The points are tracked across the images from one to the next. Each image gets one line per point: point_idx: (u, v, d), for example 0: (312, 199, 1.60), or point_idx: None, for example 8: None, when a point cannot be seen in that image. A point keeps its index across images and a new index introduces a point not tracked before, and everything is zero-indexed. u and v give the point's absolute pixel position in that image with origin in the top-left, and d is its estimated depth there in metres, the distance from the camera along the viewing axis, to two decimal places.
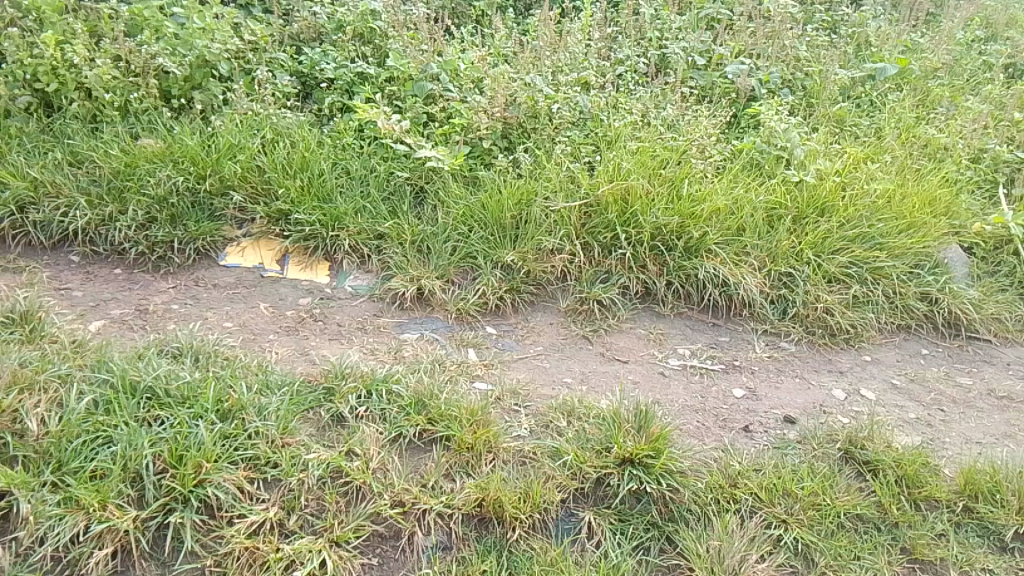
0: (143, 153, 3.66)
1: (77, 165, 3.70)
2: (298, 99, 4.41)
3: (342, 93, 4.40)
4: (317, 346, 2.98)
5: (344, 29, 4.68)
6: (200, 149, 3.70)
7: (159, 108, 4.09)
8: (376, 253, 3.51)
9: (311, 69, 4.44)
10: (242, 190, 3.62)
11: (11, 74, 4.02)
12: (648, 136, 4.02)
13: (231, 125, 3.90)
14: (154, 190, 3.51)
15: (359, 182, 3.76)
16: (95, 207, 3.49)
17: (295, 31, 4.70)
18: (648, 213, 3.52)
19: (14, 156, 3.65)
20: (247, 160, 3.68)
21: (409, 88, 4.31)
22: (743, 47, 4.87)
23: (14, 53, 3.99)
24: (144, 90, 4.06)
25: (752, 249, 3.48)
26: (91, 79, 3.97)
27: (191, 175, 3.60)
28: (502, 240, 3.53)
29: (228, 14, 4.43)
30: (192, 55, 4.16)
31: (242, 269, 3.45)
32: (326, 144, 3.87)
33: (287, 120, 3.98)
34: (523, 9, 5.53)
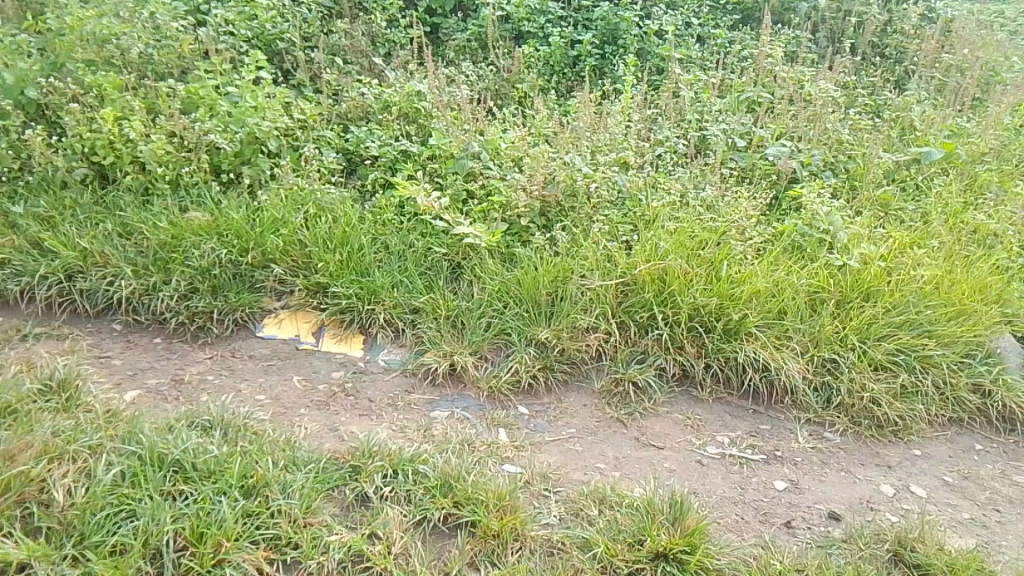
0: (190, 225, 3.76)
1: (126, 236, 3.82)
2: (342, 175, 4.52)
3: (385, 170, 4.51)
4: (346, 422, 2.95)
5: (390, 108, 4.82)
6: (245, 222, 3.79)
7: (208, 182, 4.23)
8: (410, 327, 3.49)
9: (356, 146, 4.57)
10: (283, 262, 3.68)
11: (71, 148, 4.22)
12: (686, 217, 4.01)
13: (276, 200, 4.00)
14: (198, 261, 3.60)
15: (398, 256, 3.80)
16: (140, 276, 3.58)
17: (343, 110, 4.87)
18: (686, 294, 3.48)
19: (67, 226, 3.79)
20: (290, 234, 3.75)
21: (450, 165, 4.39)
22: (784, 129, 4.87)
23: (76, 128, 4.20)
24: (195, 164, 4.22)
25: (794, 333, 3.40)
26: (145, 153, 4.14)
27: (234, 247, 3.68)
28: (537, 316, 3.53)
29: (278, 94, 4.60)
30: (243, 131, 4.31)
31: (278, 340, 3.47)
32: (367, 219, 3.94)
33: (330, 195, 4.07)
34: (565, 91, 5.65)
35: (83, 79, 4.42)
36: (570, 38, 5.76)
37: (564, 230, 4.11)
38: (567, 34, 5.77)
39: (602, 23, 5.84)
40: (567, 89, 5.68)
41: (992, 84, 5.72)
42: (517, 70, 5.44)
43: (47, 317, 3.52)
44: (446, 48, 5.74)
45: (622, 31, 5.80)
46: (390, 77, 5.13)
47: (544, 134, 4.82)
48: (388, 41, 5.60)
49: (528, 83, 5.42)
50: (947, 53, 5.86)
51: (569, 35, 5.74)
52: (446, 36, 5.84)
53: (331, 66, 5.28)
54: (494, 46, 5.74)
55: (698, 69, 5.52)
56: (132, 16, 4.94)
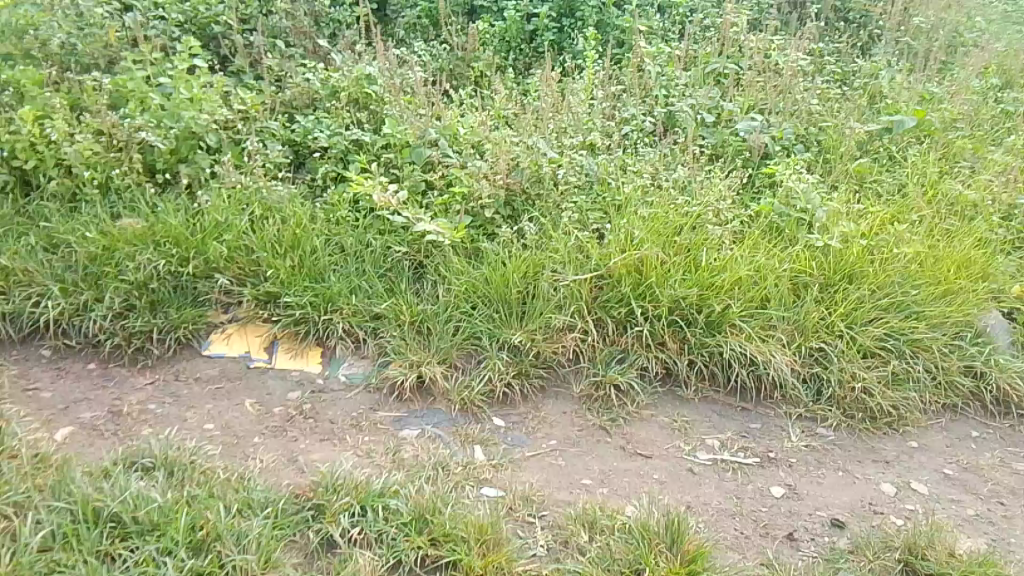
0: (124, 235, 3.43)
1: (52, 249, 3.47)
2: (290, 170, 4.22)
3: (336, 162, 4.19)
4: (306, 450, 2.72)
5: (338, 95, 4.50)
6: (185, 228, 3.48)
7: (142, 184, 3.86)
8: (372, 336, 3.24)
9: (304, 137, 4.25)
10: (229, 271, 3.38)
11: None
12: (660, 201, 3.79)
13: (219, 202, 3.70)
14: (133, 275, 3.28)
15: (354, 258, 3.52)
16: (69, 295, 3.25)
17: (288, 98, 4.54)
18: (664, 286, 3.28)
19: None
20: (235, 239, 3.45)
21: (406, 155, 4.10)
22: (753, 103, 4.68)
23: None
24: (128, 165, 3.85)
25: (778, 323, 3.22)
26: (71, 156, 3.77)
27: (173, 257, 3.36)
28: (508, 317, 3.31)
29: (219, 84, 4.28)
30: (178, 126, 3.96)
31: (227, 358, 3.18)
32: (319, 219, 3.65)
33: (279, 194, 3.78)
34: (523, 69, 5.38)
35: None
36: (525, 12, 5.47)
37: (532, 221, 3.88)
38: (522, 8, 5.47)
39: None
40: (525, 67, 5.40)
41: (959, 46, 5.60)
42: (472, 48, 5.14)
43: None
44: (396, 27, 5.39)
45: (579, 3, 5.52)
46: (336, 60, 4.80)
47: (504, 117, 4.59)
48: (333, 21, 5.25)
49: (485, 61, 5.12)
50: (913, 16, 5.71)
51: (525, 8, 5.44)
52: (394, 14, 5.49)
53: (272, 51, 4.92)
54: (446, 23, 5.42)
55: (661, 41, 5.28)
56: (51, 4, 4.57)
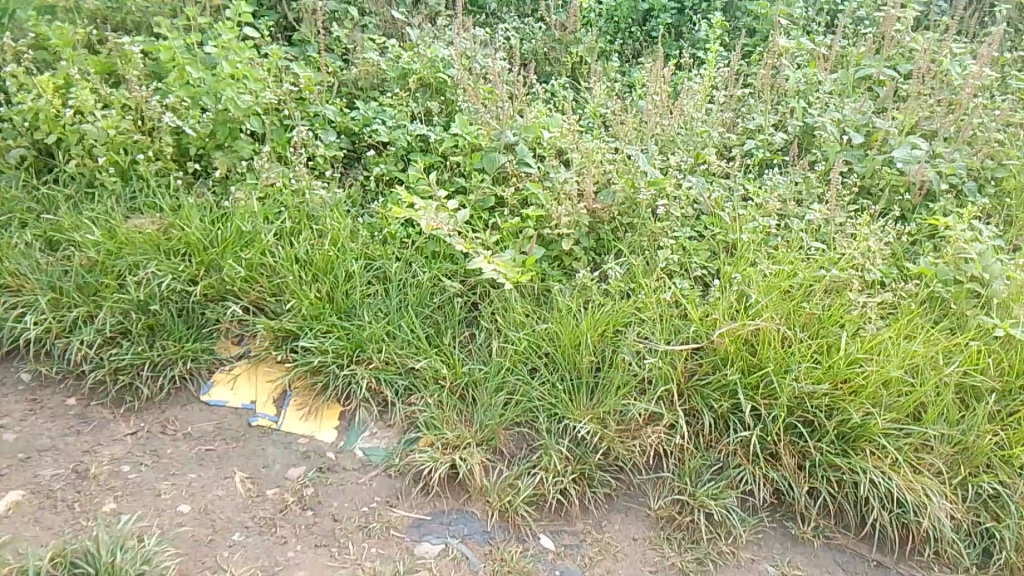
0: (135, 237, 2.91)
1: (53, 248, 2.99)
2: (342, 166, 3.63)
3: (396, 160, 3.57)
4: (293, 566, 2.17)
5: (407, 79, 3.86)
6: (204, 237, 2.94)
7: (171, 172, 3.35)
8: (402, 397, 2.60)
9: (362, 127, 3.66)
10: (246, 295, 2.82)
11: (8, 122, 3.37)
12: (781, 252, 2.99)
13: (248, 206, 3.16)
14: (133, 291, 2.74)
15: (397, 290, 2.90)
16: (58, 307, 2.76)
17: (352, 77, 3.92)
18: (783, 376, 2.52)
19: None
20: (258, 255, 2.89)
21: (476, 159, 3.45)
22: (915, 121, 3.73)
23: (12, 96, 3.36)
24: (156, 148, 3.33)
25: (935, 443, 2.46)
26: (92, 133, 3.25)
27: (181, 273, 2.81)
28: (575, 391, 2.63)
29: (272, 59, 3.70)
30: (216, 108, 3.40)
31: (228, 408, 2.61)
32: (362, 237, 3.04)
33: (321, 202, 3.20)
34: (631, 56, 4.58)
35: (30, 31, 3.57)
36: None
37: (620, 262, 3.15)
38: None
39: None
40: (634, 54, 4.59)
41: None
42: (572, 30, 4.37)
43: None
44: None
45: None
46: (412, 36, 4.13)
47: (599, 117, 3.85)
48: None
49: (586, 45, 4.35)
50: None
51: None
52: None
53: (342, 19, 4.29)
54: None
55: (801, 35, 4.36)
56: None
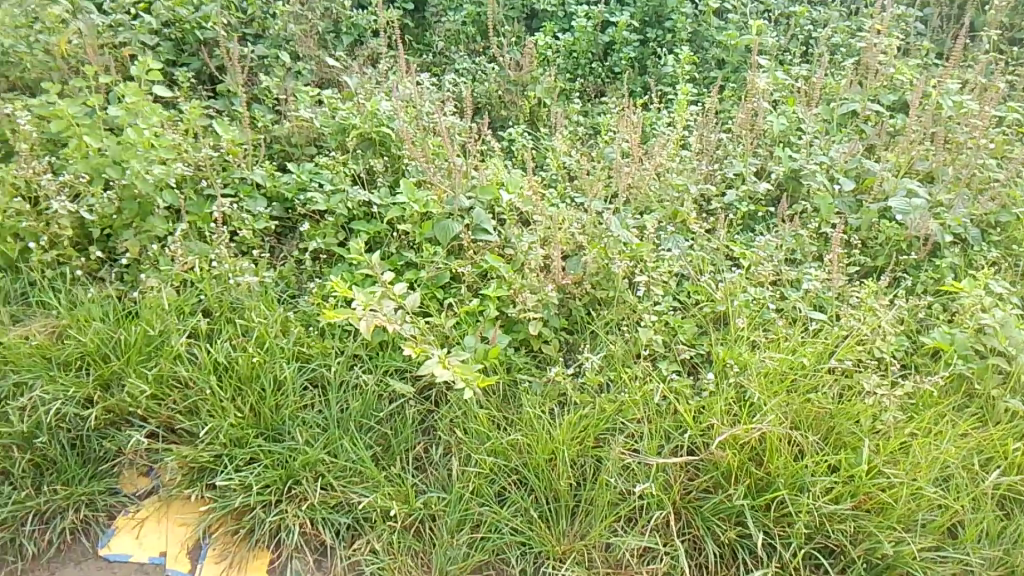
0: (22, 350, 2.49)
1: None
2: (273, 239, 3.18)
3: (336, 231, 3.12)
4: None
5: (347, 134, 3.42)
6: (104, 343, 2.52)
7: (71, 261, 2.88)
8: (344, 540, 2.20)
9: (295, 194, 3.20)
10: (155, 417, 2.38)
11: None
12: (775, 338, 2.62)
13: (158, 303, 2.67)
14: (16, 421, 2.32)
15: (337, 397, 2.46)
16: None
17: (284, 134, 3.48)
18: (796, 494, 2.20)
19: None
20: (168, 364, 2.45)
21: (427, 228, 3.01)
22: (908, 163, 3.41)
23: None
24: (51, 232, 2.85)
25: (980, 568, 2.14)
26: None
27: (73, 394, 2.37)
28: (553, 518, 2.25)
29: (189, 118, 3.25)
30: (120, 183, 2.92)
31: (132, 564, 2.19)
32: (295, 333, 2.58)
33: (248, 290, 2.76)
34: (593, 95, 4.22)
35: None
36: (600, 19, 4.26)
37: (594, 349, 2.74)
38: (595, 14, 4.26)
39: None
40: (596, 93, 4.24)
41: None
42: (528, 69, 3.96)
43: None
44: (434, 34, 4.25)
45: (669, 9, 4.30)
46: (351, 83, 3.72)
47: (564, 168, 3.45)
48: (354, 28, 4.14)
49: (545, 85, 3.95)
50: None
51: (599, 15, 4.24)
52: (433, 17, 4.32)
53: (273, 66, 3.86)
54: (498, 32, 4.27)
55: (775, 68, 4.04)
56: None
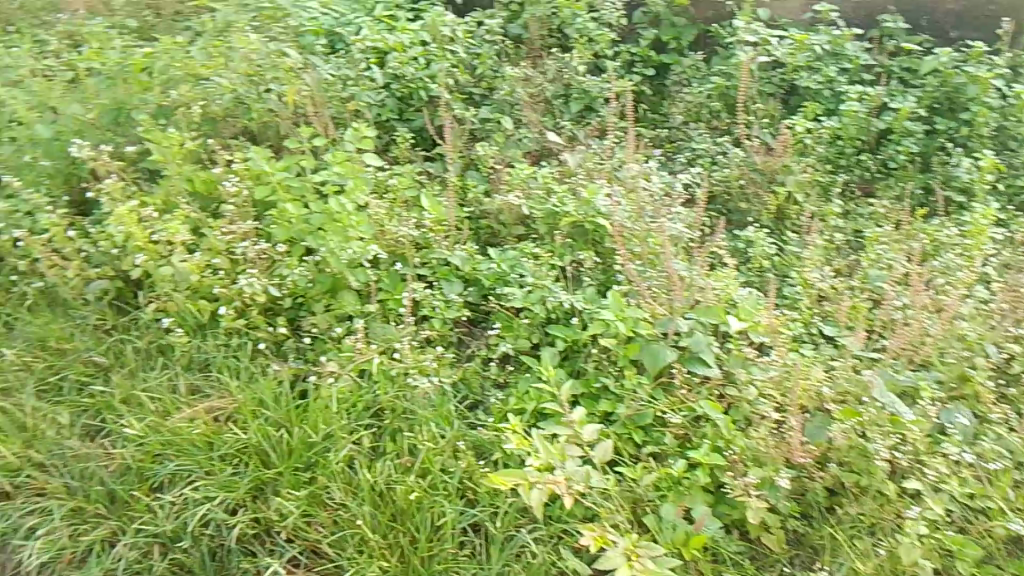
0: (190, 433, 2.45)
1: (98, 433, 2.59)
2: (462, 331, 2.87)
3: (531, 334, 2.73)
4: None
5: (558, 221, 3.03)
6: (266, 439, 2.44)
7: (259, 332, 2.79)
8: None
9: (495, 284, 2.89)
10: (304, 539, 2.23)
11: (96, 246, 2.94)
12: None
13: (330, 398, 2.51)
14: (167, 515, 2.30)
15: (499, 558, 2.17)
16: (78, 518, 2.35)
17: (494, 212, 3.17)
18: None
19: (32, 400, 2.60)
20: (325, 480, 2.33)
21: (633, 351, 2.47)
22: None
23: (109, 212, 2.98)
24: (242, 298, 2.78)
25: None
26: (176, 277, 2.76)
27: (227, 496, 2.32)
28: None
29: (397, 187, 3.18)
30: (315, 257, 2.82)
31: None
32: (462, 465, 2.34)
33: (424, 397, 2.53)
34: (857, 193, 3.49)
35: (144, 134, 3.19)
36: (875, 104, 3.57)
37: (830, 564, 2.12)
38: (870, 97, 3.56)
39: (934, 79, 3.58)
40: (860, 190, 3.53)
41: None
42: (780, 157, 3.36)
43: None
44: (672, 106, 3.75)
45: (967, 99, 3.52)
46: (573, 160, 3.34)
47: (814, 288, 2.81)
48: (586, 94, 3.75)
49: (797, 178, 3.33)
50: None
51: (875, 99, 3.55)
52: (674, 85, 3.85)
53: (493, 133, 3.59)
54: (748, 109, 3.67)
55: None
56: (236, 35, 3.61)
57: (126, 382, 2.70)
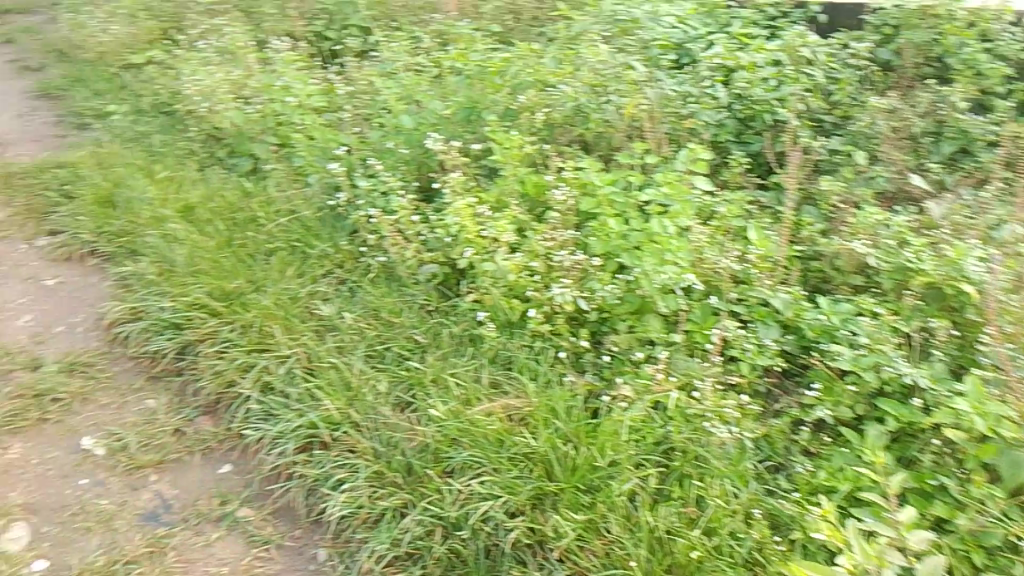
0: (486, 428, 2.55)
1: (408, 409, 2.78)
2: (778, 380, 2.66)
3: (856, 403, 2.47)
4: None
5: (910, 280, 2.66)
6: (552, 452, 2.45)
7: (563, 340, 2.81)
8: None
9: (820, 337, 2.62)
10: (574, 563, 2.23)
11: (435, 234, 3.23)
12: None
13: (624, 426, 2.48)
14: (452, 502, 2.41)
15: None
16: (379, 482, 2.55)
17: (831, 255, 2.85)
18: None
19: (362, 365, 2.92)
20: (605, 510, 2.30)
21: (988, 455, 2.19)
22: None
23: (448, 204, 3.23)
24: (553, 305, 2.83)
25: None
26: (495, 273, 2.89)
27: (508, 498, 2.38)
28: None
29: (724, 216, 3.02)
30: (628, 277, 2.78)
31: None
32: (754, 535, 2.20)
33: (720, 448, 2.42)
34: None
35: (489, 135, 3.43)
36: None
37: None
38: None
39: None
40: None
41: None
42: None
43: (245, 481, 2.69)
44: None
45: None
46: (935, 211, 2.95)
47: None
48: (964, 135, 3.27)
49: None
50: None
51: None
52: None
53: (841, 166, 3.26)
54: None
55: None
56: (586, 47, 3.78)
57: (438, 363, 2.89)
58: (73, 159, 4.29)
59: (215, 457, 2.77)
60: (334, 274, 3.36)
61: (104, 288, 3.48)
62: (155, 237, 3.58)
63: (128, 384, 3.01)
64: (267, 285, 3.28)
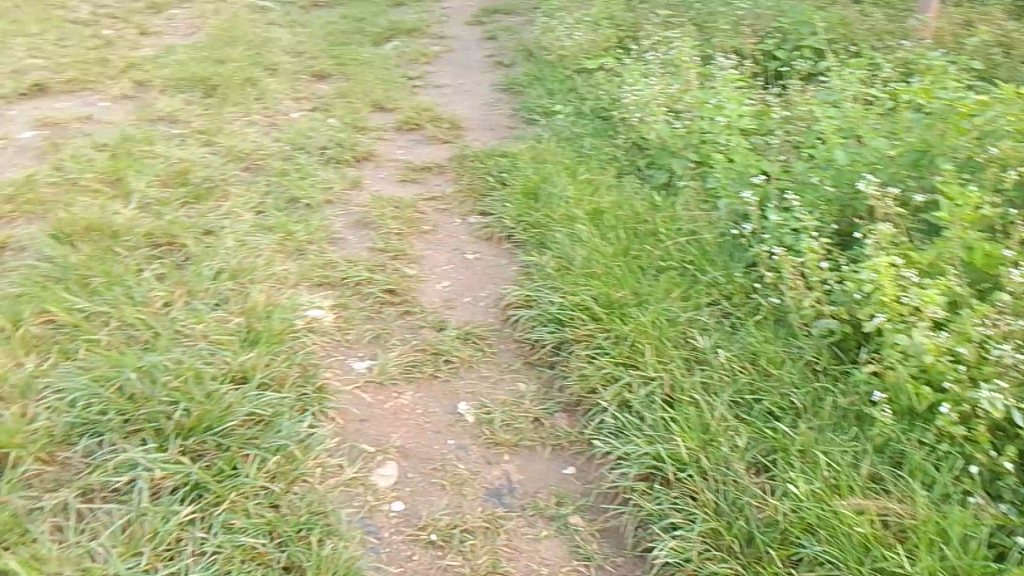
0: (853, 527, 2.20)
1: (763, 473, 2.50)
2: None
3: None
4: None
5: None
6: None
7: (977, 450, 2.37)
8: None
9: None
10: None
11: (846, 291, 2.93)
12: None
13: None
14: None
15: None
16: (715, 542, 2.32)
17: None
18: None
19: (725, 410, 2.71)
20: None
21: None
22: None
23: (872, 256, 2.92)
24: (975, 408, 2.42)
25: None
26: (911, 349, 2.54)
27: None
28: None
29: None
30: None
31: None
32: None
33: None
34: None
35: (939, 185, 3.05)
36: None
37: None
38: None
39: None
40: None
41: None
42: None
43: (583, 490, 2.62)
44: None
45: None
46: None
47: None
48: None
49: None
50: None
51: None
52: None
53: None
54: None
55: None
56: None
57: (810, 434, 2.58)
58: (516, 152, 4.82)
59: (562, 455, 2.75)
60: (719, 304, 3.24)
61: (510, 272, 3.78)
62: (564, 233, 3.80)
63: (507, 363, 3.17)
64: (651, 301, 3.24)
